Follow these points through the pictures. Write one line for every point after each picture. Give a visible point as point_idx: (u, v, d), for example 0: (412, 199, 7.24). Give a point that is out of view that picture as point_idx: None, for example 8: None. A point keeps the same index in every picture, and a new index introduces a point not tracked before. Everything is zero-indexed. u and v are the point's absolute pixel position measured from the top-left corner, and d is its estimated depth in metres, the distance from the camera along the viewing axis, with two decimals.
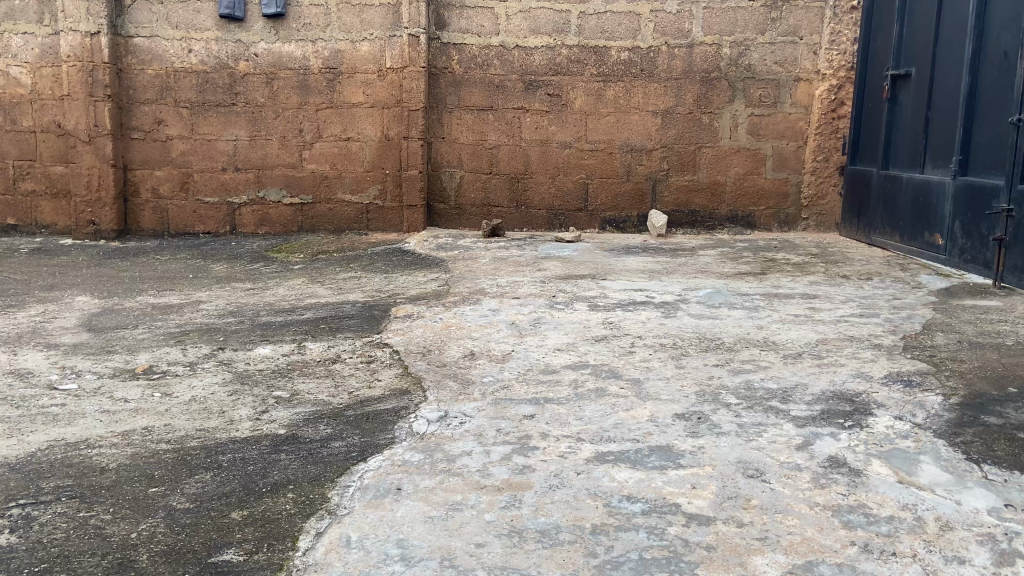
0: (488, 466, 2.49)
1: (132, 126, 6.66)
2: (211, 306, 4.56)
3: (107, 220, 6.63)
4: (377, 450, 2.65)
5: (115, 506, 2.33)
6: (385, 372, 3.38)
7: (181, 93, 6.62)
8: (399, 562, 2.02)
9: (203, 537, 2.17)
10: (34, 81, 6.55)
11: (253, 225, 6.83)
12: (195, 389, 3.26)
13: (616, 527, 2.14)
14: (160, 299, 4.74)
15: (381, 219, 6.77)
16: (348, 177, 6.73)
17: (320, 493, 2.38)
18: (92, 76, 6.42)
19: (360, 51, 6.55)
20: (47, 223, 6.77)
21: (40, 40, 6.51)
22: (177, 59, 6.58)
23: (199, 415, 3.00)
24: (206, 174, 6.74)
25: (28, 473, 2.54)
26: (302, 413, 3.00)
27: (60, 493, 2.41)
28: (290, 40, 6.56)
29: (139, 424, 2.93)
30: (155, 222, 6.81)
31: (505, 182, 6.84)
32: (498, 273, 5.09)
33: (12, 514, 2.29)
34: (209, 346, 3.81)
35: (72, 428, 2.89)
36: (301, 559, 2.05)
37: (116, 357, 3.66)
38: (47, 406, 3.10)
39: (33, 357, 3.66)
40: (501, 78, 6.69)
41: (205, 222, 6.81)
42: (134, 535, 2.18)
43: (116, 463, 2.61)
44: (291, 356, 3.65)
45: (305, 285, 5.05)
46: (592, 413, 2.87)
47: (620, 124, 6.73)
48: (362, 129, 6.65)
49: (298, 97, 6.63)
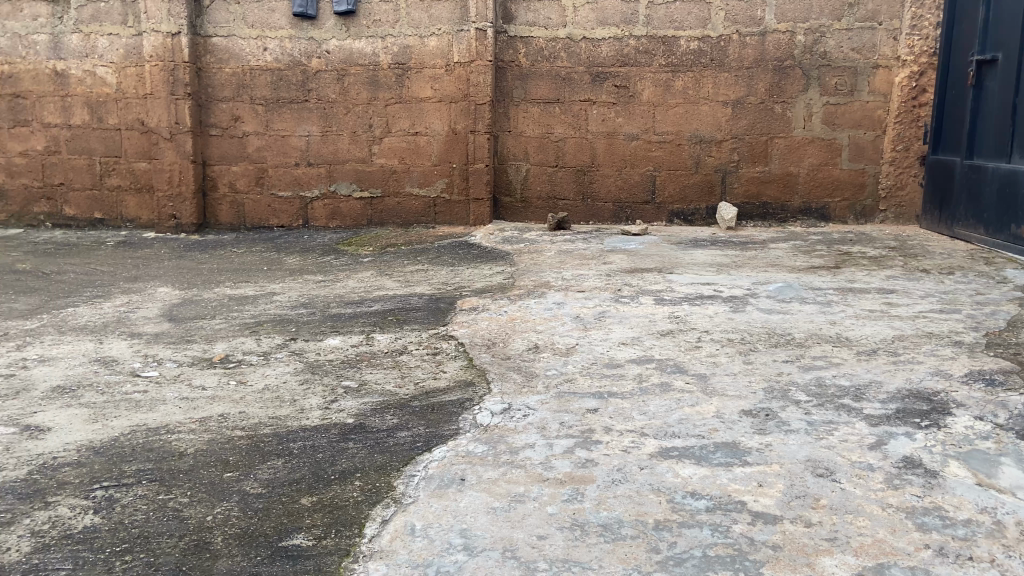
0: (551, 459, 2.50)
1: (211, 123, 6.88)
2: (284, 298, 4.69)
3: (187, 214, 6.88)
4: (442, 441, 2.68)
5: (192, 490, 2.44)
6: (450, 364, 3.43)
7: (256, 90, 6.82)
8: (462, 551, 2.05)
9: (275, 521, 2.25)
10: (119, 81, 6.83)
11: (324, 219, 6.99)
12: (269, 378, 3.38)
13: (680, 524, 2.11)
14: (237, 290, 4.91)
15: (448, 213, 6.84)
16: (416, 171, 6.81)
17: (386, 481, 2.43)
18: (173, 75, 6.68)
19: (428, 46, 6.63)
20: (131, 217, 7.04)
21: (124, 41, 6.78)
22: (254, 57, 6.78)
23: (272, 403, 3.11)
24: (280, 169, 6.93)
25: (112, 456, 2.68)
26: (370, 403, 3.07)
27: (141, 476, 2.54)
28: (360, 37, 6.68)
29: (216, 410, 3.05)
30: (232, 216, 7.04)
31: (571, 175, 6.81)
32: (564, 266, 5.08)
33: (97, 495, 2.41)
34: (282, 336, 3.92)
35: (154, 413, 3.03)
36: (368, 546, 2.10)
37: (195, 346, 3.82)
38: (130, 392, 3.26)
39: (119, 346, 3.85)
40: (568, 69, 6.66)
41: (278, 215, 7.00)
42: (210, 518, 2.28)
43: (195, 448, 2.73)
44: (360, 347, 3.74)
45: (373, 277, 5.14)
46: (657, 408, 2.84)
47: (689, 115, 6.61)
48: (429, 123, 6.72)
49: (367, 93, 6.75)
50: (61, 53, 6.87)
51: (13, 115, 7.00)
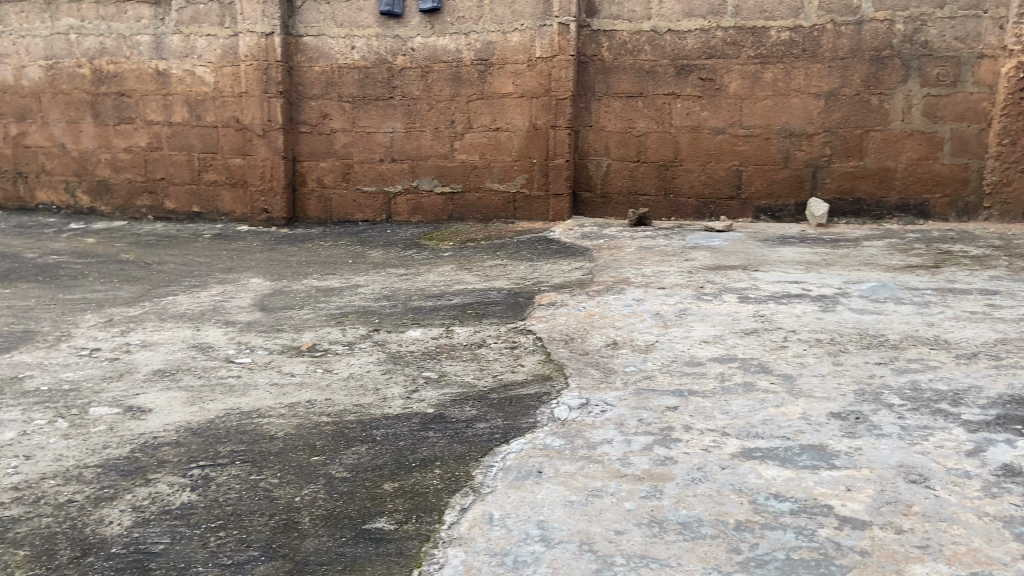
0: (630, 455, 2.48)
1: (301, 121, 7.10)
2: (368, 290, 4.81)
3: (278, 208, 7.11)
4: (520, 433, 2.70)
5: (281, 471, 2.54)
6: (529, 358, 3.44)
7: (344, 88, 7.00)
8: (540, 542, 2.06)
9: (359, 504, 2.33)
10: (216, 80, 7.05)
11: (407, 214, 7.12)
12: (353, 367, 3.48)
13: (763, 525, 2.07)
14: (323, 282, 5.06)
15: (528, 208, 6.87)
16: (497, 166, 6.86)
17: (465, 471, 2.47)
18: (267, 74, 6.92)
19: (511, 42, 6.66)
20: (226, 211, 7.27)
21: (222, 41, 6.99)
22: (342, 56, 6.96)
23: (356, 391, 3.20)
24: (365, 165, 7.09)
25: (208, 437, 2.81)
26: (450, 394, 3.12)
27: (234, 456, 2.65)
28: (445, 34, 6.77)
29: (304, 396, 3.17)
30: (319, 210, 7.24)
31: (653, 170, 6.71)
32: (644, 263, 5.03)
33: (193, 474, 2.54)
34: (366, 327, 4.03)
35: (246, 398, 3.17)
36: (447, 533, 2.14)
37: (284, 335, 3.97)
38: (225, 377, 3.41)
39: (214, 333, 4.03)
40: (652, 63, 6.58)
41: (363, 210, 7.18)
42: (298, 498, 2.37)
43: (284, 432, 2.83)
44: (440, 339, 3.80)
45: (454, 271, 5.21)
46: (740, 408, 2.78)
47: (779, 108, 6.43)
48: (511, 119, 6.76)
49: (450, 89, 6.83)
50: (162, 53, 7.11)
51: (118, 113, 7.26)
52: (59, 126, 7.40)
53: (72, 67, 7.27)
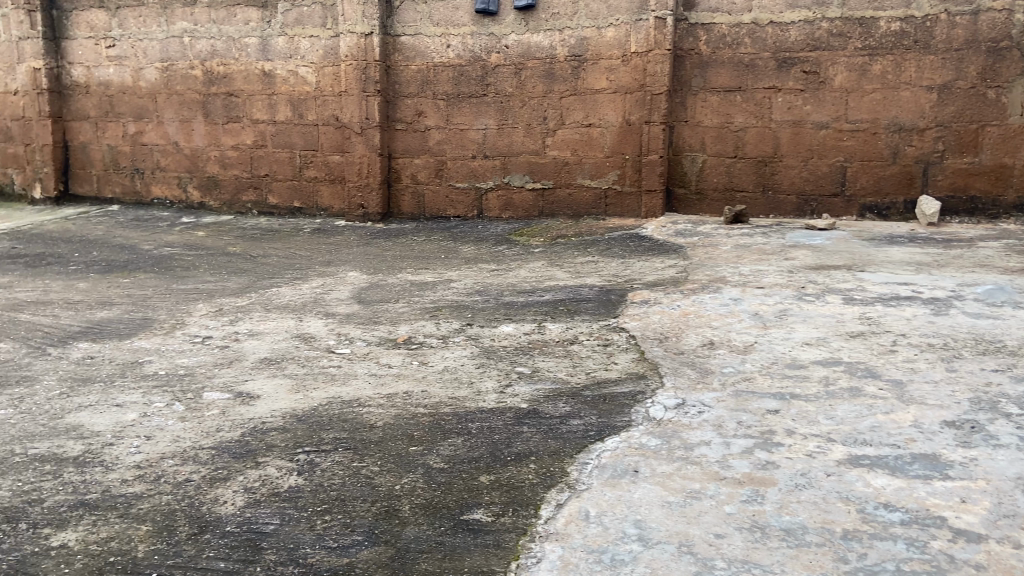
0: (729, 458, 2.43)
1: (397, 118, 7.24)
2: (461, 285, 4.88)
3: (374, 204, 7.26)
4: (615, 431, 2.69)
5: (382, 460, 2.62)
6: (622, 356, 3.42)
7: (439, 86, 7.10)
8: (637, 541, 2.05)
9: (457, 495, 2.38)
10: (318, 80, 7.29)
11: (498, 210, 7.18)
12: (448, 360, 3.53)
13: (871, 535, 1.99)
14: (418, 276, 5.17)
15: (619, 205, 6.81)
16: (589, 163, 6.84)
17: (560, 466, 2.48)
18: (365, 73, 7.07)
19: (606, 37, 6.61)
20: (325, 206, 7.50)
21: (324, 42, 7.22)
22: (438, 54, 7.06)
23: (451, 384, 3.25)
24: (458, 161, 7.19)
25: (313, 424, 2.92)
26: (543, 389, 3.13)
27: (337, 444, 2.75)
28: (539, 31, 6.78)
29: (401, 388, 3.25)
30: (413, 206, 7.38)
31: (751, 166, 6.54)
32: (741, 261, 4.90)
33: (300, 459, 2.65)
34: (459, 321, 4.09)
35: (347, 387, 3.28)
36: (543, 527, 2.16)
37: (381, 327, 4.07)
38: (326, 366, 3.54)
39: (315, 324, 4.18)
40: (752, 56, 6.40)
41: (455, 206, 7.28)
42: (398, 487, 2.44)
43: (383, 422, 2.91)
44: (533, 335, 3.82)
45: (545, 268, 5.22)
46: (846, 414, 2.68)
47: (887, 102, 6.16)
48: (604, 115, 6.73)
49: (544, 86, 6.85)
50: (269, 55, 7.39)
51: (227, 113, 7.59)
52: (172, 125, 7.76)
53: (186, 69, 7.62)
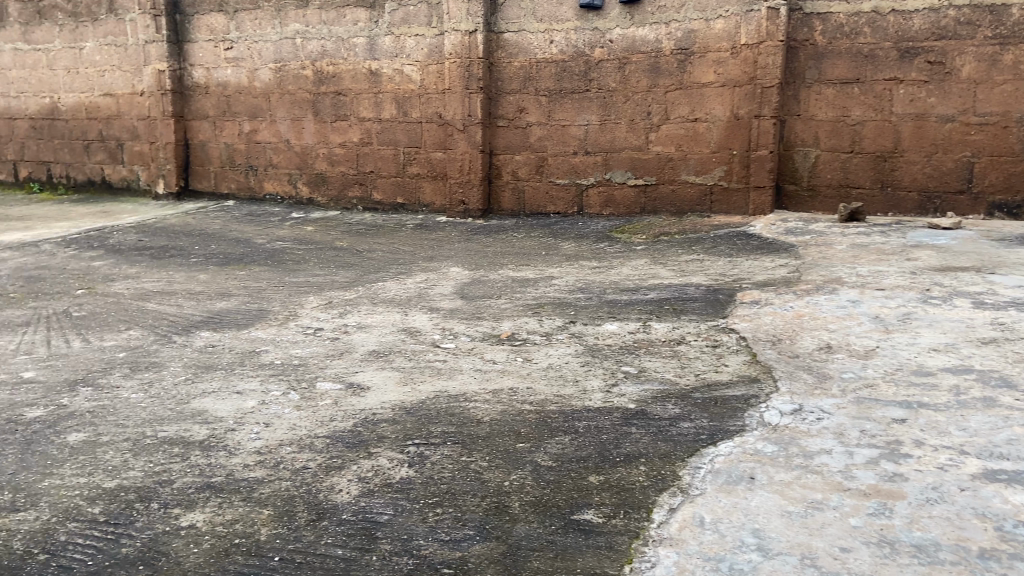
0: (852, 468, 2.32)
1: (499, 115, 7.28)
2: (563, 282, 4.86)
3: (474, 200, 7.33)
4: (728, 436, 2.61)
5: (490, 455, 2.63)
6: (732, 358, 3.32)
7: (541, 82, 7.10)
8: (756, 551, 1.98)
9: (566, 494, 2.36)
10: (422, 77, 7.42)
11: (598, 207, 7.12)
12: (552, 357, 3.52)
13: (1013, 556, 1.86)
14: (519, 273, 5.18)
15: (725, 202, 6.62)
16: (694, 158, 6.69)
17: (671, 470, 2.43)
18: (468, 70, 7.14)
19: (714, 29, 6.44)
20: (427, 202, 7.64)
21: (428, 40, 7.33)
22: (541, 50, 7.05)
23: (556, 381, 3.24)
24: (559, 158, 7.16)
25: (421, 416, 2.97)
26: (650, 390, 3.08)
27: (446, 437, 2.79)
28: (645, 24, 6.68)
29: (506, 383, 3.26)
30: (513, 202, 7.40)
31: (868, 161, 6.23)
32: (858, 261, 4.68)
33: (410, 450, 2.70)
34: (562, 318, 4.08)
35: (453, 381, 3.32)
36: (656, 531, 2.11)
37: (485, 322, 4.10)
38: (432, 360, 3.59)
39: (420, 318, 4.25)
40: (871, 46, 6.10)
41: (555, 202, 7.26)
42: (507, 483, 2.45)
43: (490, 417, 2.93)
44: (638, 333, 3.76)
45: (648, 266, 5.14)
46: (980, 425, 2.51)
47: (1021, 93, 5.78)
48: (711, 109, 6.56)
49: (648, 80, 6.74)
50: (375, 54, 7.56)
51: (335, 111, 7.83)
52: (284, 123, 8.07)
53: (297, 69, 7.91)
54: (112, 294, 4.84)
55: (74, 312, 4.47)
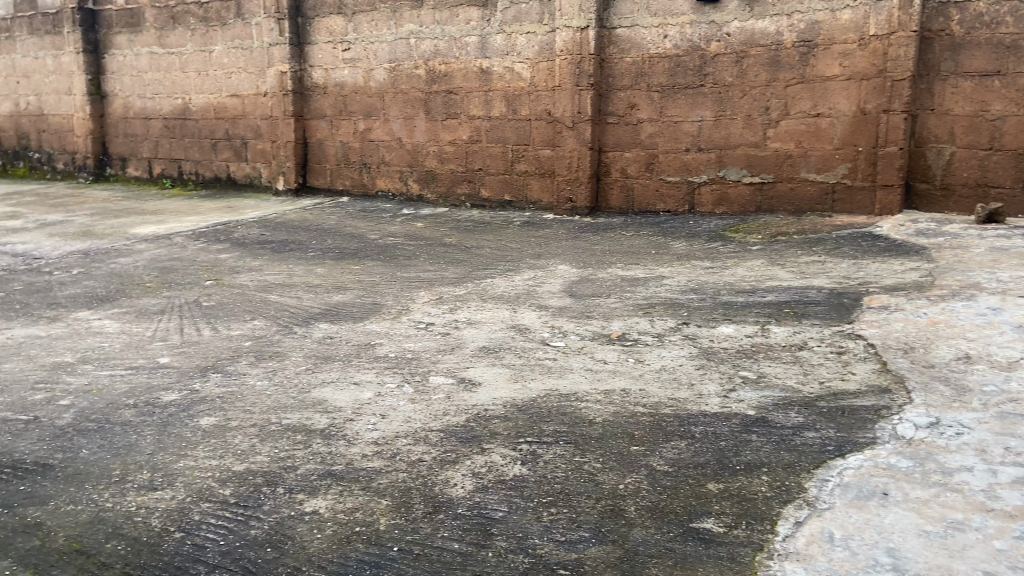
0: (997, 489, 2.16)
1: (609, 112, 7.20)
2: (674, 282, 4.75)
3: (582, 198, 7.28)
4: (857, 448, 2.48)
5: (604, 457, 2.60)
6: (859, 366, 3.15)
7: (653, 78, 6.97)
8: (891, 572, 1.87)
9: (684, 501, 2.30)
10: (532, 75, 7.43)
11: (711, 205, 6.93)
12: (666, 359, 3.45)
13: None
14: (628, 272, 5.11)
15: (848, 201, 6.33)
16: (815, 155, 6.42)
17: (796, 481, 2.33)
18: (579, 67, 7.10)
19: (839, 21, 6.16)
20: (534, 199, 7.65)
21: (540, 38, 7.34)
22: (654, 45, 6.93)
23: (670, 384, 3.16)
24: (671, 155, 7.02)
25: (533, 415, 2.96)
26: (771, 397, 2.96)
27: (558, 437, 2.77)
28: (765, 16, 6.44)
29: (618, 385, 3.21)
30: (622, 200, 7.31)
31: (1010, 159, 5.82)
32: (998, 266, 4.36)
33: (523, 448, 2.70)
34: (675, 319, 3.98)
35: (564, 380, 3.30)
36: (782, 545, 2.03)
37: (595, 322, 4.06)
38: (543, 358, 3.58)
39: (530, 316, 4.25)
40: (1014, 36, 5.69)
41: (666, 200, 7.11)
42: (622, 486, 2.41)
43: (602, 418, 2.89)
44: (755, 337, 3.63)
45: (765, 267, 4.95)
46: None
47: None
48: (835, 103, 6.28)
49: (767, 74, 6.51)
50: (487, 52, 7.63)
51: (447, 109, 7.95)
52: (397, 122, 8.27)
53: (411, 69, 8.08)
54: (237, 285, 5.09)
55: (203, 302, 4.72)
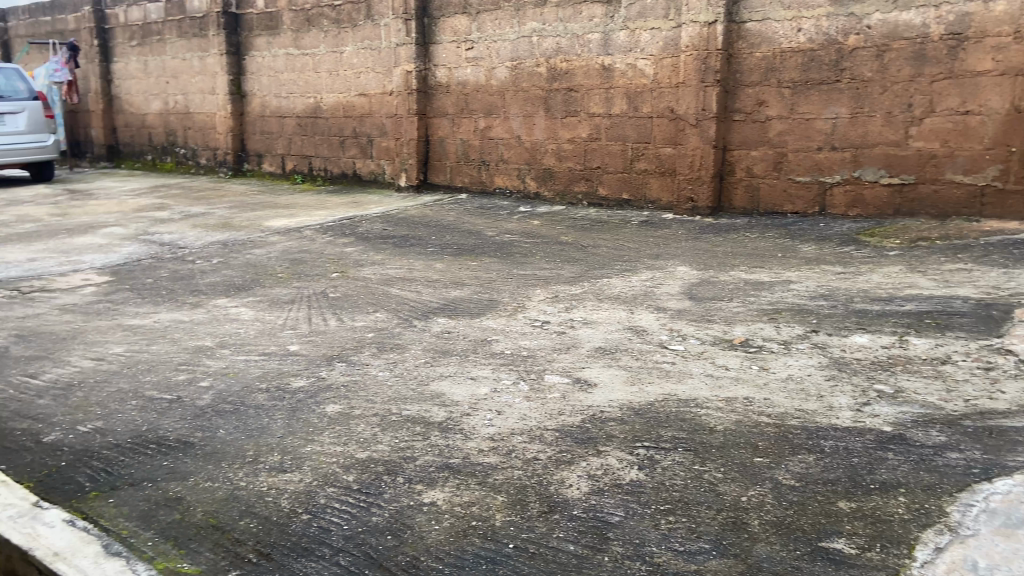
0: None
1: (736, 109, 6.96)
2: (802, 287, 4.54)
3: (704, 198, 7.09)
4: (1006, 472, 2.31)
5: (726, 467, 2.51)
6: (1011, 385, 2.91)
7: (785, 73, 6.69)
8: None
9: (812, 519, 2.19)
10: (656, 71, 7.29)
11: (844, 207, 6.60)
12: (792, 368, 3.29)
13: None
14: (752, 275, 4.93)
15: (999, 205, 5.93)
16: (962, 156, 6.02)
17: (936, 504, 2.18)
18: (705, 63, 6.90)
19: (993, 12, 5.76)
20: (654, 198, 7.52)
21: (665, 34, 7.19)
22: (787, 39, 6.64)
23: (797, 395, 3.02)
24: (801, 153, 6.71)
25: (650, 419, 2.90)
26: (909, 413, 2.77)
27: (677, 443, 2.70)
28: (910, 7, 6.06)
29: (740, 393, 3.09)
30: (746, 200, 7.06)
31: None
32: None
33: (640, 453, 2.64)
34: (803, 327, 3.80)
35: (683, 386, 3.21)
36: (920, 572, 1.92)
37: (716, 326, 3.93)
38: (661, 362, 3.50)
39: (648, 318, 4.17)
40: None
41: (794, 201, 6.82)
42: (744, 499, 2.32)
43: (724, 426, 2.80)
44: (891, 349, 3.41)
45: (902, 274, 4.65)
46: None
47: None
48: (987, 100, 5.89)
49: (911, 69, 6.13)
50: (610, 49, 7.56)
51: (567, 107, 7.94)
52: (517, 120, 8.33)
53: (532, 67, 8.11)
54: (361, 278, 5.27)
55: (330, 293, 4.92)
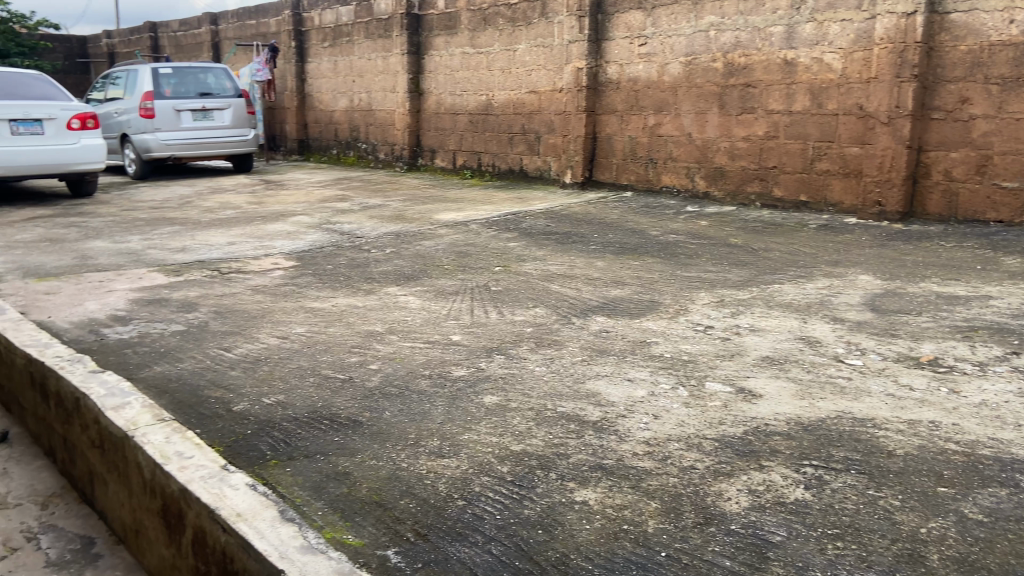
0: None
1: (935, 106, 6.38)
2: (1004, 304, 4.10)
3: (893, 202, 6.57)
4: None
5: (904, 495, 2.32)
6: None
7: (993, 69, 6.08)
8: None
9: (1000, 558, 2.01)
10: (845, 66, 6.83)
11: None
12: (987, 393, 2.98)
13: None
14: (944, 288, 4.51)
15: None
16: None
17: None
18: (902, 57, 6.36)
19: None
20: (835, 201, 7.08)
21: (856, 25, 6.71)
22: (997, 31, 6.03)
23: (992, 423, 2.73)
24: (1009, 157, 6.11)
25: (821, 437, 2.72)
26: None
27: (849, 464, 2.52)
28: None
29: (925, 416, 2.84)
30: (942, 206, 6.48)
31: None
32: None
33: (807, 471, 2.49)
34: (1002, 348, 3.43)
35: (859, 404, 2.98)
36: None
37: (900, 342, 3.63)
38: (834, 376, 3.28)
39: (821, 328, 3.92)
40: None
41: (999, 209, 6.22)
42: (923, 530, 2.14)
43: (903, 450, 2.58)
44: None
45: None
46: None
47: None
48: None
49: None
50: (794, 43, 7.17)
51: (743, 104, 7.63)
52: (688, 117, 8.11)
53: (708, 62, 7.86)
54: (523, 273, 5.35)
55: (492, 286, 5.03)
